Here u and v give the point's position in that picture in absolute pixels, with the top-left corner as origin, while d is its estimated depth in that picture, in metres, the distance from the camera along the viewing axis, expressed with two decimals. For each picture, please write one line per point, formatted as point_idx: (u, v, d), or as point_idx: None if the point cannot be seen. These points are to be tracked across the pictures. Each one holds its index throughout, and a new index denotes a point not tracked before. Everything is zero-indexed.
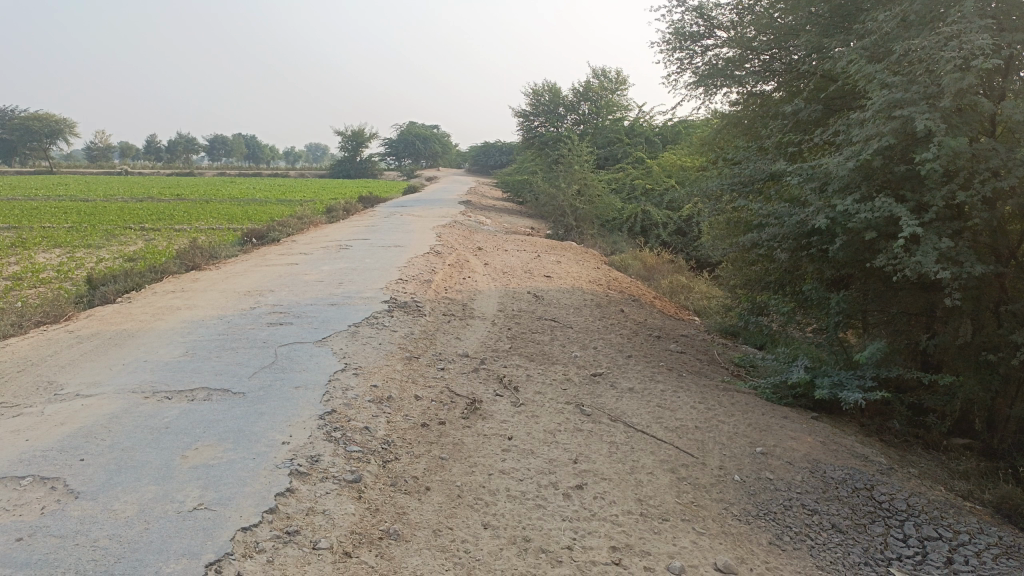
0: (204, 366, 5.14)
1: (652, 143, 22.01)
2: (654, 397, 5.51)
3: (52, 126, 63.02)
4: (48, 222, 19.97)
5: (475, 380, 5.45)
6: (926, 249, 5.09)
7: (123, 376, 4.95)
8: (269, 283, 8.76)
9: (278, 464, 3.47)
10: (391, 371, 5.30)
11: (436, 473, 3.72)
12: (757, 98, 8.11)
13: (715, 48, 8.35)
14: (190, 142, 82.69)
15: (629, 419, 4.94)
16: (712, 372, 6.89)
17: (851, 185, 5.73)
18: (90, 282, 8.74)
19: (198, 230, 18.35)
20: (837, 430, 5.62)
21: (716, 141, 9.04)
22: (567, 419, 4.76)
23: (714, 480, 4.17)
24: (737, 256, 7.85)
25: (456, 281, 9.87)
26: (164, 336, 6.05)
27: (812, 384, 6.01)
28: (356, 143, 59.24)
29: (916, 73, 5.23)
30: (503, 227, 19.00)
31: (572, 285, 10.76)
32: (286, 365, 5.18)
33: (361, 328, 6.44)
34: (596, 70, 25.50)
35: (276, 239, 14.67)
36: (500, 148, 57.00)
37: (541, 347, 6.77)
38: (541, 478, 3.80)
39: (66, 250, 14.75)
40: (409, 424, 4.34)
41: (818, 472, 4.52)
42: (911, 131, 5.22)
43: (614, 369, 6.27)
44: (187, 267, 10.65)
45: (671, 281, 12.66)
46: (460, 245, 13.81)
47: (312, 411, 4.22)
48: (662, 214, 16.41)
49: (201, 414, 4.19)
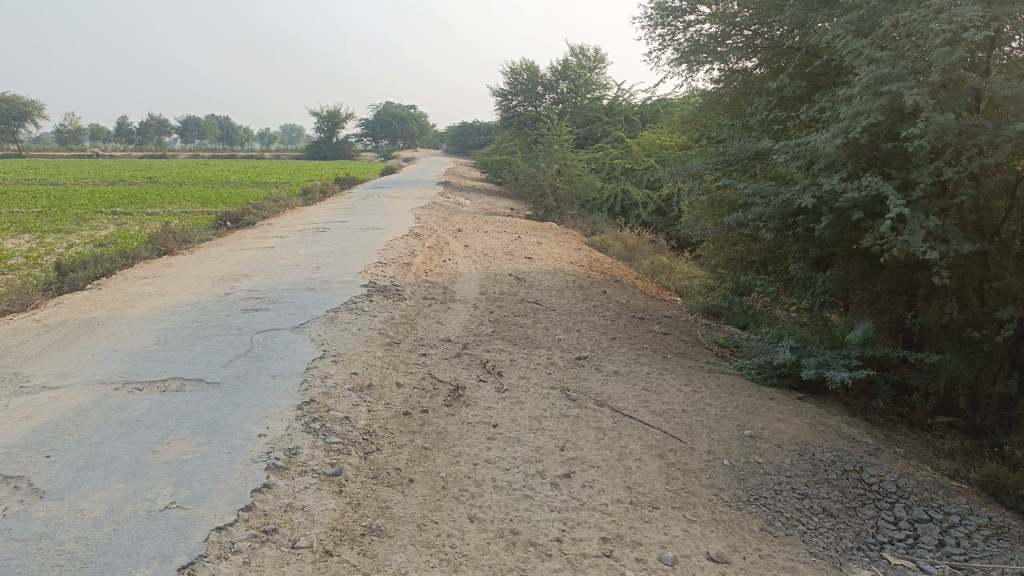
0: (177, 356, 4.97)
1: (631, 122, 21.89)
2: (640, 381, 5.42)
3: (20, 108, 61.50)
4: (16, 206, 19.51)
5: (458, 365, 5.33)
6: (913, 227, 5.02)
7: (92, 366, 4.77)
8: (244, 267, 8.55)
9: (254, 458, 3.33)
10: (371, 358, 5.16)
11: (419, 464, 3.60)
12: (740, 74, 8.01)
13: (697, 24, 8.22)
14: (162, 124, 81.39)
15: (616, 403, 4.85)
16: (697, 353, 6.82)
17: (838, 163, 5.64)
18: (59, 268, 8.49)
19: (172, 213, 18.02)
20: (823, 410, 5.57)
21: (699, 119, 8.93)
22: (552, 404, 4.66)
23: (703, 465, 4.09)
24: (720, 236, 7.77)
25: (436, 264, 9.72)
26: (135, 324, 5.86)
27: (798, 365, 5.96)
28: (332, 124, 58.58)
29: (904, 47, 5.13)
30: (482, 208, 18.82)
31: (554, 266, 10.65)
32: (262, 353, 5.03)
33: (340, 313, 6.28)
34: (574, 48, 25.28)
35: (251, 222, 14.40)
36: (478, 128, 56.58)
37: (524, 331, 6.66)
38: (527, 467, 3.70)
39: (35, 236, 14.39)
40: (391, 413, 4.21)
41: (807, 455, 4.46)
42: (898, 107, 5.13)
43: (598, 352, 6.17)
44: (160, 252, 10.41)
45: (652, 261, 12.60)
46: (440, 227, 13.65)
47: (290, 401, 4.08)
48: (642, 194, 16.33)
49: (173, 406, 4.03)
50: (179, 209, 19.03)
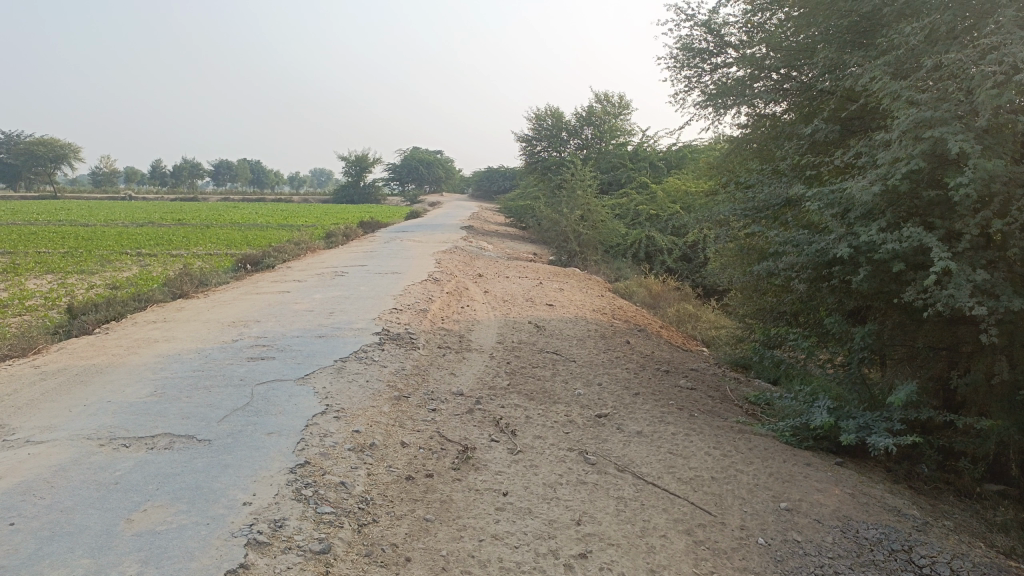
0: (172, 409, 4.68)
1: (656, 167, 21.73)
2: (664, 442, 5.02)
3: (57, 150, 62.84)
4: (43, 246, 19.66)
5: (469, 423, 4.98)
6: (959, 281, 4.64)
7: (81, 420, 4.50)
8: (256, 313, 8.31)
9: (234, 532, 3.02)
10: (376, 414, 4.83)
11: (418, 539, 3.25)
12: (769, 119, 7.72)
13: (725, 67, 8.00)
14: (194, 167, 83.07)
15: (638, 468, 4.47)
16: (725, 411, 6.41)
17: (875, 212, 5.30)
18: (70, 311, 8.33)
19: (195, 255, 18.03)
20: (864, 478, 5.14)
21: (726, 164, 8.63)
22: (569, 469, 4.29)
23: (735, 543, 3.69)
24: (749, 287, 7.41)
25: (454, 311, 9.43)
26: (135, 373, 5.61)
27: (835, 427, 5.55)
28: (360, 168, 59.20)
29: (948, 89, 4.81)
30: (505, 252, 18.58)
31: (576, 314, 10.31)
32: (261, 407, 4.72)
33: (348, 363, 5.99)
34: (600, 94, 25.30)
35: (271, 265, 14.27)
36: (504, 173, 56.84)
37: (541, 384, 6.31)
38: (539, 545, 3.33)
39: (58, 277, 14.41)
40: (392, 478, 3.87)
41: (849, 532, 4.04)
42: (942, 153, 4.79)
43: (620, 409, 5.80)
44: (176, 295, 10.26)
45: (678, 309, 12.22)
46: (461, 272, 13.39)
47: (283, 463, 3.76)
48: (667, 240, 15.99)
49: (157, 467, 3.73)
50: (202, 251, 19.07)
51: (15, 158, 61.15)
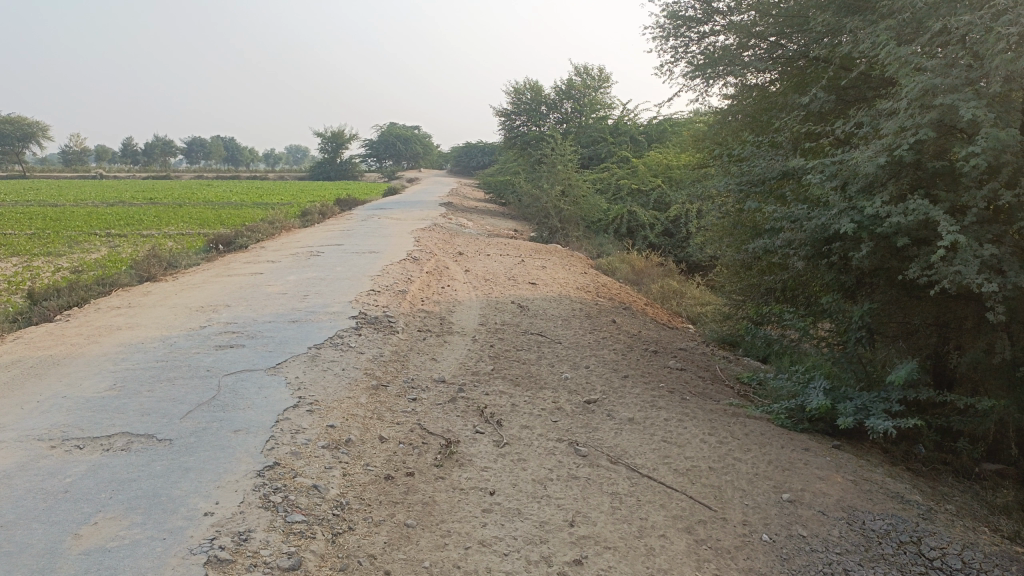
0: (132, 405, 4.35)
1: (637, 141, 21.44)
2: (658, 430, 4.77)
3: (24, 129, 61.16)
4: (9, 227, 19.01)
5: (452, 413, 4.70)
6: (966, 257, 4.40)
7: (33, 418, 4.16)
8: (226, 296, 7.95)
9: (193, 548, 2.72)
10: (353, 406, 4.54)
11: (399, 549, 2.98)
12: (759, 89, 7.43)
13: (713, 35, 7.67)
14: (167, 145, 81.54)
15: (632, 459, 4.21)
16: (717, 393, 6.18)
17: (877, 185, 5.05)
18: (31, 296, 7.93)
19: (166, 235, 17.54)
20: (864, 462, 4.93)
21: (712, 137, 8.34)
22: (559, 463, 4.02)
23: (739, 541, 3.46)
24: (739, 264, 7.15)
25: (434, 291, 9.11)
26: (94, 364, 5.26)
27: (833, 409, 5.34)
28: (336, 144, 58.27)
29: (956, 54, 4.56)
30: (485, 230, 18.25)
31: (559, 292, 10.04)
32: (228, 401, 4.40)
33: (324, 350, 5.68)
34: (579, 67, 24.89)
35: (244, 245, 13.84)
36: (483, 148, 56.31)
37: (526, 369, 6.03)
38: (530, 552, 3.07)
39: (23, 259, 13.91)
40: (370, 478, 3.59)
41: (855, 524, 3.83)
42: (950, 123, 4.55)
43: (609, 394, 5.54)
44: (143, 278, 9.85)
45: (662, 285, 11.99)
46: (440, 250, 13.04)
47: (250, 464, 3.46)
48: (649, 214, 15.71)
49: (111, 472, 3.41)
50: (174, 231, 18.54)
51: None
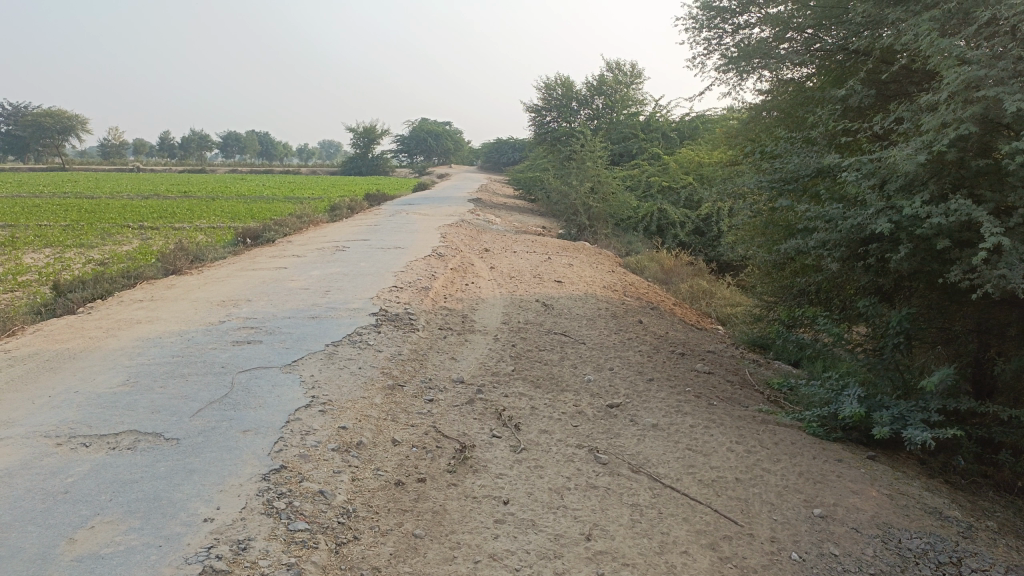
0: (142, 401, 4.27)
1: (669, 138, 21.14)
2: (683, 437, 4.58)
3: (64, 122, 62.31)
4: (45, 219, 19.29)
5: (469, 416, 4.55)
6: (1012, 260, 4.13)
7: (43, 413, 4.10)
8: (248, 291, 7.89)
9: (189, 556, 2.61)
10: (367, 407, 4.41)
11: (405, 561, 2.84)
12: (794, 84, 7.17)
13: (748, 27, 7.41)
14: (202, 140, 82.60)
15: (655, 468, 4.03)
16: (746, 399, 5.96)
17: (916, 183, 4.78)
18: (56, 288, 7.96)
19: (197, 229, 17.66)
20: (900, 475, 4.69)
21: (746, 133, 8.08)
22: (578, 471, 3.86)
23: (766, 560, 3.27)
24: (771, 265, 6.89)
25: (458, 288, 8.98)
26: (110, 358, 5.21)
27: (867, 418, 5.09)
28: (367, 140, 58.50)
29: (1003, 45, 4.29)
30: (513, 226, 18.10)
31: (585, 290, 9.85)
32: (240, 399, 4.30)
33: (341, 348, 5.57)
34: (611, 62, 24.60)
35: (271, 239, 13.85)
36: (514, 145, 56.15)
37: (548, 370, 5.87)
38: (543, 568, 2.91)
39: (57, 251, 14.08)
40: (380, 484, 3.45)
41: (891, 543, 3.61)
42: (995, 118, 4.28)
43: (633, 398, 5.35)
44: (169, 271, 9.86)
45: (691, 285, 11.74)
46: (466, 247, 12.92)
47: (256, 467, 3.35)
48: (679, 212, 15.42)
49: (114, 472, 3.31)
50: (205, 224, 18.68)
51: (23, 130, 60.82)
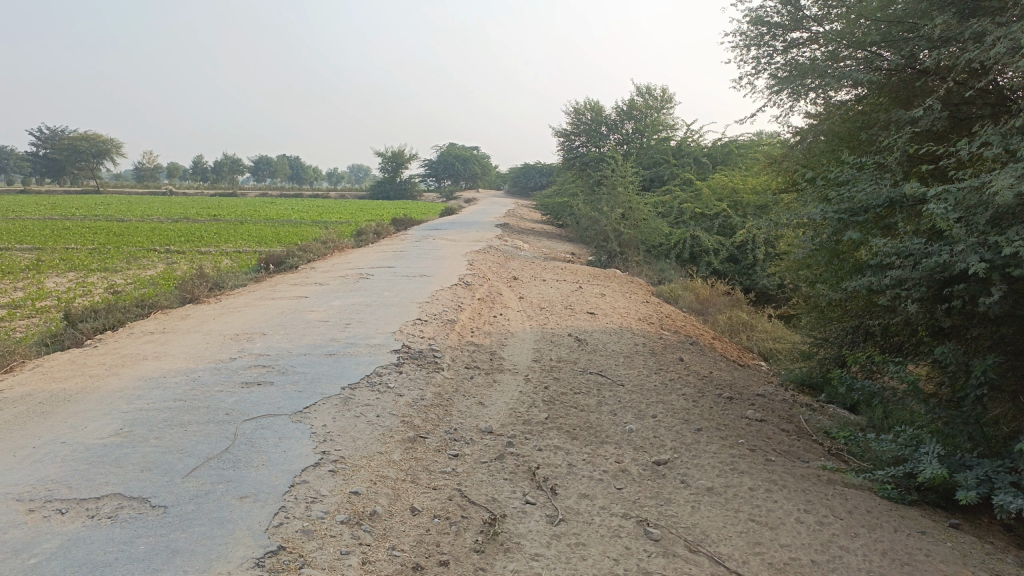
0: (133, 457, 3.79)
1: (701, 164, 20.57)
2: (743, 505, 4.00)
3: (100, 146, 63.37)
4: (73, 242, 19.23)
5: (499, 477, 4.02)
6: None
7: (20, 471, 3.64)
8: (264, 324, 7.44)
9: None
10: (384, 465, 3.91)
11: None
12: (849, 107, 6.65)
13: (801, 45, 6.90)
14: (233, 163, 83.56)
15: (715, 547, 3.46)
16: (806, 452, 5.35)
17: (1009, 216, 4.20)
18: (68, 318, 7.60)
19: (223, 253, 17.42)
20: (995, 550, 4.06)
21: (795, 159, 7.54)
22: (626, 550, 3.31)
23: None
24: (830, 303, 6.28)
25: (485, 321, 8.48)
26: (106, 402, 4.75)
27: (951, 481, 4.45)
28: (395, 164, 58.56)
29: None
30: (541, 253, 17.60)
31: (620, 323, 9.30)
32: (242, 456, 3.81)
33: (358, 391, 5.08)
34: (641, 86, 24.15)
35: (295, 265, 13.50)
36: (541, 169, 55.93)
37: (585, 418, 5.32)
38: None
39: (81, 275, 13.86)
40: (394, 569, 2.93)
41: None
42: None
43: (682, 453, 4.78)
44: (186, 300, 9.48)
45: (730, 316, 11.12)
46: (495, 275, 12.44)
47: (250, 549, 2.84)
48: (714, 239, 14.82)
49: (86, 551, 2.83)
50: (231, 248, 18.43)
51: (60, 153, 61.90)
